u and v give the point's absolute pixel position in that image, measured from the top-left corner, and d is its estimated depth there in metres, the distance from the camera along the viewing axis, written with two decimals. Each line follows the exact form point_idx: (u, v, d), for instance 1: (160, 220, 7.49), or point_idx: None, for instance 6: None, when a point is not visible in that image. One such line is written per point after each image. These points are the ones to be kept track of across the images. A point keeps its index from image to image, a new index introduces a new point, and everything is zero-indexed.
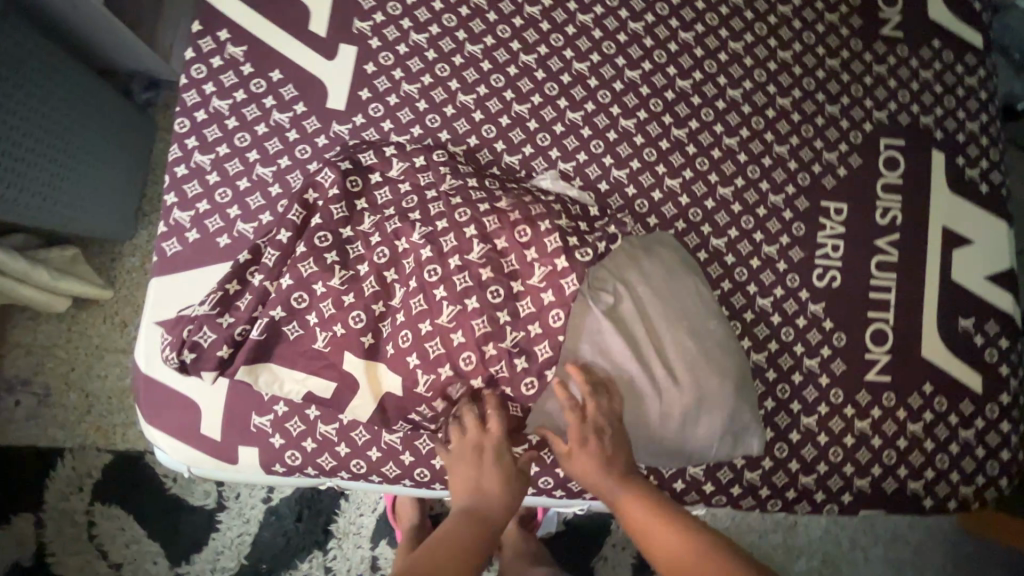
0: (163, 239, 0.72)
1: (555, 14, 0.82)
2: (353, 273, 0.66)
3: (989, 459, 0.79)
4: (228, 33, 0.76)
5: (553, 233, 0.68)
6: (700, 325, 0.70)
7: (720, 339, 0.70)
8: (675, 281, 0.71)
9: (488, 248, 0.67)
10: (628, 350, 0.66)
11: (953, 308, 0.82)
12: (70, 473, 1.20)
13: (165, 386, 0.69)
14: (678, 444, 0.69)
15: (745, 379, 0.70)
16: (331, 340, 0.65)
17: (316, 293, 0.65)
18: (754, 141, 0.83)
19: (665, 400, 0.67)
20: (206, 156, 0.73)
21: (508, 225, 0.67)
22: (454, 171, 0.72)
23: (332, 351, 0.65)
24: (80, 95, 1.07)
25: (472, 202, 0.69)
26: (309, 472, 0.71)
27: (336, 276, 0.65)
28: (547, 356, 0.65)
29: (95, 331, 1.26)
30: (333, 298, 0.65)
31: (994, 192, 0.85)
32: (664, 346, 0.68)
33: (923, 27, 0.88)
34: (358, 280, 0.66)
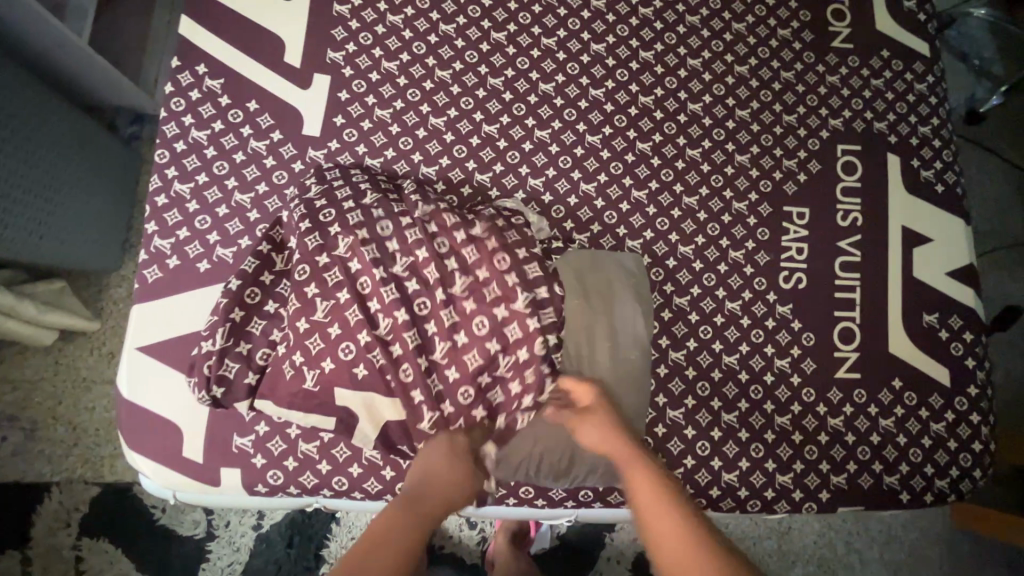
0: (144, 267, 0.73)
1: (520, 39, 0.86)
2: (334, 302, 0.66)
3: (962, 451, 0.80)
4: (206, 67, 0.79)
5: (532, 261, 0.71)
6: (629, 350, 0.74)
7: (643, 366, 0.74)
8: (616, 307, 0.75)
9: (470, 280, 0.69)
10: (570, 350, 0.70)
11: (917, 304, 0.84)
12: (58, 508, 1.19)
13: (147, 411, 0.69)
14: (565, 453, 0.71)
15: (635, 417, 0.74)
16: (319, 378, 0.65)
17: (300, 329, 0.65)
18: (716, 152, 0.86)
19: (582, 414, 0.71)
20: (186, 185, 0.75)
21: (489, 258, 0.70)
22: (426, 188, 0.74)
23: (321, 390, 0.66)
24: (67, 131, 1.09)
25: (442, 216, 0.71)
26: (291, 492, 0.71)
27: (318, 309, 0.66)
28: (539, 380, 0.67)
29: (82, 363, 1.27)
30: (320, 332, 0.66)
31: (950, 191, 0.89)
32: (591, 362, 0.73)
33: (872, 39, 0.93)
34: (339, 309, 0.66)
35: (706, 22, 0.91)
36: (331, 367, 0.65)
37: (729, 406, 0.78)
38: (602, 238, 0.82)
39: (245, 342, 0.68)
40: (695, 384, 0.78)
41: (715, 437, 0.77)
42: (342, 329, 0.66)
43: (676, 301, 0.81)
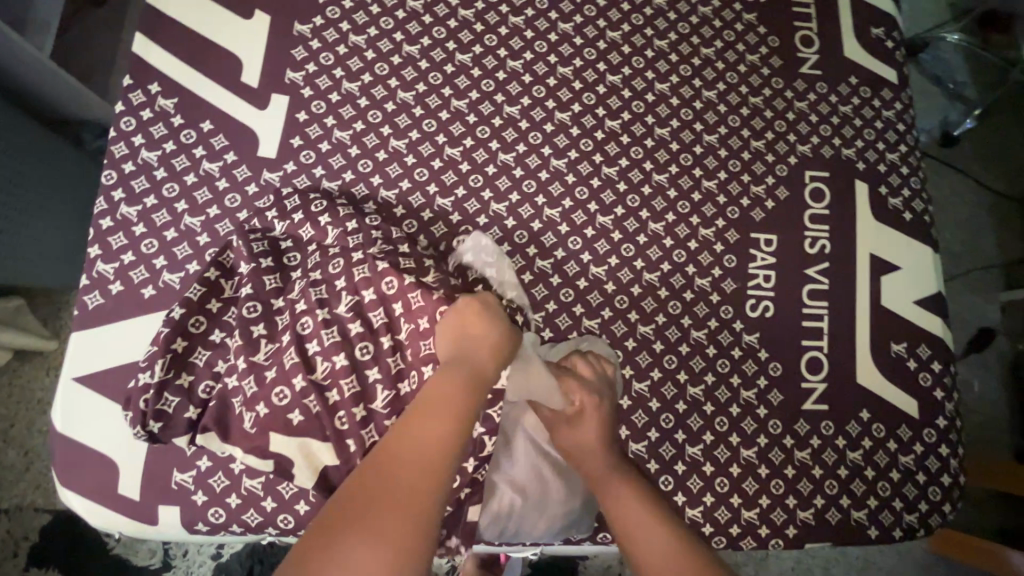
0: (85, 292, 0.70)
1: (486, 60, 0.85)
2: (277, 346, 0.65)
3: (931, 485, 0.79)
4: (159, 86, 0.77)
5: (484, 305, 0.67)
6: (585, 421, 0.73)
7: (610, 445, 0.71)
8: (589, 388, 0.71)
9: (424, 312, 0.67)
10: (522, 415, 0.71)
11: (886, 333, 0.83)
12: (5, 537, 1.14)
13: (82, 445, 0.66)
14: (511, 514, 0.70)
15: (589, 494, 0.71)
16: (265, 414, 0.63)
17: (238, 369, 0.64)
18: (683, 177, 0.85)
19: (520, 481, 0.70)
20: (133, 207, 0.73)
21: (445, 287, 0.67)
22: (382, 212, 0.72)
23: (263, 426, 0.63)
24: (27, 146, 1.06)
25: None
26: (234, 530, 0.67)
27: (260, 351, 0.65)
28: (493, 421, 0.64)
29: (38, 384, 1.22)
30: (255, 376, 0.64)
31: (917, 219, 0.88)
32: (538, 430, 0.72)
33: (840, 65, 0.93)
34: (280, 352, 0.65)
35: (674, 46, 0.90)
36: (266, 413, 0.64)
37: (694, 438, 0.76)
38: (566, 264, 0.80)
39: (189, 373, 0.65)
40: (658, 416, 0.76)
41: (679, 471, 0.75)
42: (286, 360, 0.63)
43: (640, 330, 0.79)
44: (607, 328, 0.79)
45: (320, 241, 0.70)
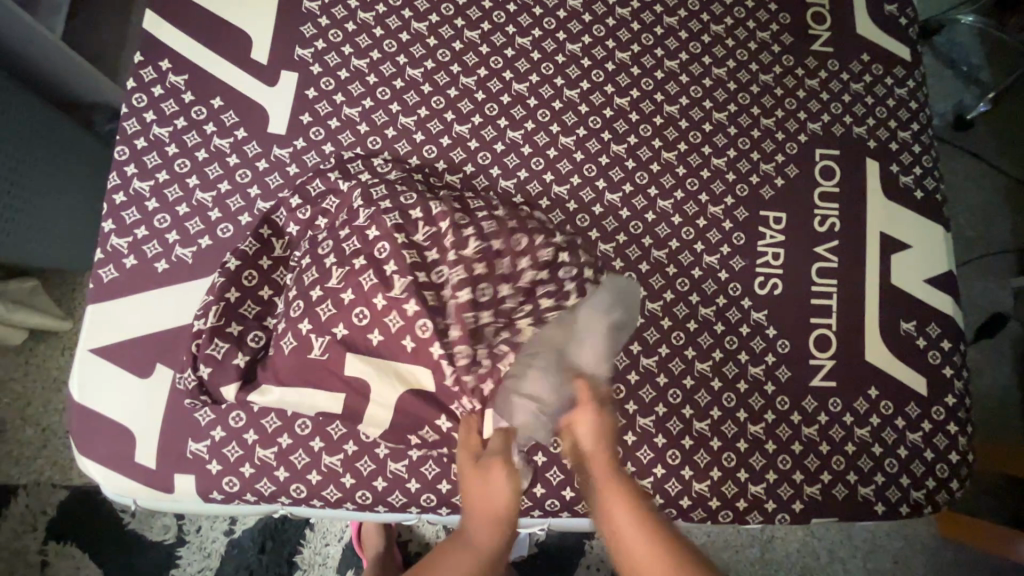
0: (99, 266, 0.71)
1: (494, 38, 0.85)
2: (306, 300, 0.66)
3: (938, 462, 0.79)
4: (170, 63, 0.78)
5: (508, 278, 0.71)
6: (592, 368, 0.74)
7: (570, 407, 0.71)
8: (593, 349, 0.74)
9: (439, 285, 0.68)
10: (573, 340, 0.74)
11: (895, 311, 0.83)
12: (24, 512, 1.17)
13: (99, 415, 0.67)
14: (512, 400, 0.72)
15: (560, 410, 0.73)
16: (292, 374, 0.65)
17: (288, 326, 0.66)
18: (692, 155, 0.85)
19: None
20: (145, 182, 0.73)
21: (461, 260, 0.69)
22: (391, 187, 0.72)
23: (302, 375, 0.65)
24: (39, 128, 1.07)
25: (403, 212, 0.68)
26: (248, 499, 0.69)
27: (292, 306, 0.67)
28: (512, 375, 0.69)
29: (52, 364, 1.24)
30: (292, 330, 0.66)
31: (929, 197, 0.88)
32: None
33: (852, 42, 0.92)
34: (312, 305, 0.66)
35: (684, 23, 0.90)
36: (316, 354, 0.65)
37: (701, 413, 0.77)
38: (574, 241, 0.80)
39: (220, 342, 0.66)
40: (666, 391, 0.77)
41: (687, 445, 0.76)
42: (313, 323, 0.65)
43: (648, 306, 0.79)
44: None
45: (330, 215, 0.71)
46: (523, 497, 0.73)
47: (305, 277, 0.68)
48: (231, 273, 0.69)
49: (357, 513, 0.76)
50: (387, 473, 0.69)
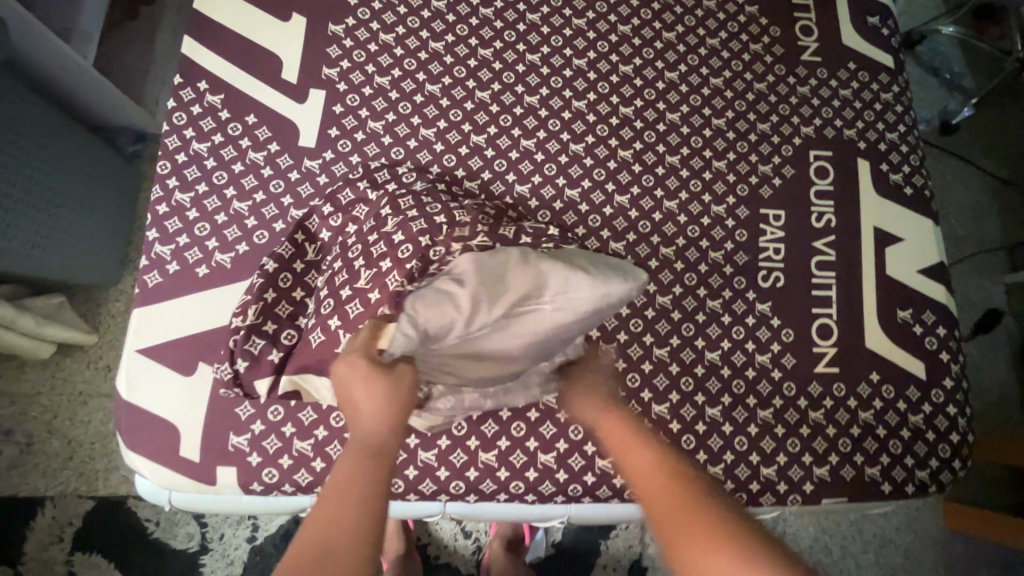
0: (144, 272, 0.75)
1: (506, 55, 0.91)
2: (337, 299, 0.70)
3: (940, 443, 0.83)
4: (207, 84, 0.84)
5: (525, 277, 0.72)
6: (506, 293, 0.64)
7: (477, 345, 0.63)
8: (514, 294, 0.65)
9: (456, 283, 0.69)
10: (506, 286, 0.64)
11: (892, 300, 0.88)
12: (51, 523, 1.19)
13: (147, 412, 0.71)
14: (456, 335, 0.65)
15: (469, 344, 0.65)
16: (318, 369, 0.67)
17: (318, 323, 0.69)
18: (694, 159, 0.90)
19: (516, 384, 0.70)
20: (186, 194, 0.78)
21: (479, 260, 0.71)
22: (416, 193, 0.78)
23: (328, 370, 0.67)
24: (68, 148, 1.13)
25: (430, 215, 0.73)
26: (286, 490, 0.72)
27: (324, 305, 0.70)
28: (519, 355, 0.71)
29: (78, 377, 1.28)
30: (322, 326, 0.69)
31: (918, 194, 0.93)
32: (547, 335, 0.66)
33: (839, 52, 0.98)
34: (342, 303, 0.69)
35: (681, 37, 0.96)
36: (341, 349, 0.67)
37: (713, 400, 0.81)
38: (587, 240, 0.85)
39: (257, 339, 0.70)
40: (678, 379, 0.81)
41: (700, 431, 0.79)
42: (341, 320, 0.68)
43: (659, 300, 0.84)
44: (628, 299, 0.83)
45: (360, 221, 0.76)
46: (547, 482, 0.77)
47: (337, 278, 0.72)
48: (269, 274, 0.74)
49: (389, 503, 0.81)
50: (418, 461, 0.76)
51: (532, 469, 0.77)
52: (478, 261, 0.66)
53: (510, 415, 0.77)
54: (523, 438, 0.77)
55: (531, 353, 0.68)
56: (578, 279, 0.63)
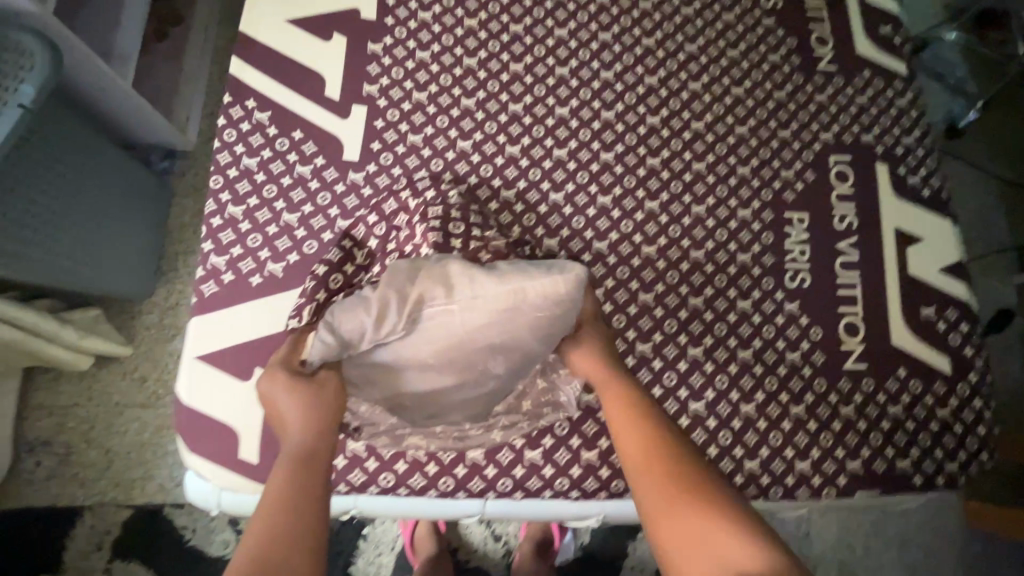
0: (201, 282, 0.79)
1: (536, 69, 0.95)
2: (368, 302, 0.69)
3: (968, 435, 0.86)
4: (255, 102, 0.88)
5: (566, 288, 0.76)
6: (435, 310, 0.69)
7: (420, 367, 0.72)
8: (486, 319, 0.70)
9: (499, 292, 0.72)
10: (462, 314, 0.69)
11: (915, 298, 0.91)
12: (89, 532, 1.21)
13: (208, 416, 0.75)
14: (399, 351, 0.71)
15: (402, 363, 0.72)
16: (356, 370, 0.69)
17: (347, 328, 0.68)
18: (719, 165, 0.94)
19: (489, 404, 0.75)
20: (238, 207, 0.82)
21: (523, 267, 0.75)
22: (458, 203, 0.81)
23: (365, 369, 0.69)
24: (108, 165, 1.17)
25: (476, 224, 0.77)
26: (341, 489, 0.79)
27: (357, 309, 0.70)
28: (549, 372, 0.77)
29: (115, 388, 1.31)
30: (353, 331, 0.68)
31: (936, 195, 0.96)
32: (466, 352, 0.70)
33: (854, 60, 1.02)
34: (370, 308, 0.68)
35: (703, 49, 1.00)
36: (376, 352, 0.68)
37: (747, 397, 0.84)
38: (620, 245, 0.88)
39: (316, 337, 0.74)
40: (713, 378, 0.84)
41: (736, 427, 0.83)
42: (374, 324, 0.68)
43: (691, 301, 0.87)
44: (661, 301, 0.87)
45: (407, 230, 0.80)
46: (591, 479, 0.79)
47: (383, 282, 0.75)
48: (321, 278, 0.76)
49: (426, 504, 0.82)
50: (467, 460, 0.79)
51: (576, 466, 0.79)
52: (435, 274, 0.70)
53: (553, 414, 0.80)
54: (566, 436, 0.80)
55: (451, 371, 0.72)
56: (497, 289, 0.68)
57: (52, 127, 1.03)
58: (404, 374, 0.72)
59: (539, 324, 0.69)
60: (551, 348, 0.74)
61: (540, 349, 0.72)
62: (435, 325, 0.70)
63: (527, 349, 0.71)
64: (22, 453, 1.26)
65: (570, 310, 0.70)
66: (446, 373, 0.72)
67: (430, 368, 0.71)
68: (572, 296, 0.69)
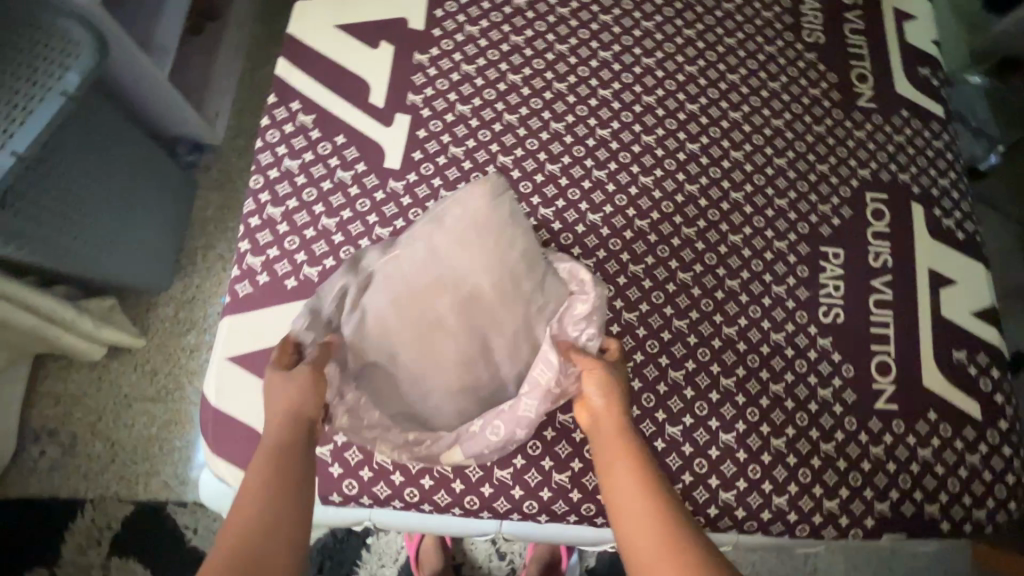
0: (236, 282, 0.80)
1: (579, 89, 0.95)
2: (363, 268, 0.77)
3: (997, 483, 0.85)
4: (300, 105, 0.88)
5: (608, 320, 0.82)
6: (386, 268, 0.76)
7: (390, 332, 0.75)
8: (443, 258, 0.75)
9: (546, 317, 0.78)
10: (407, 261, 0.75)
11: (948, 341, 0.90)
12: (90, 526, 1.19)
13: (233, 418, 0.75)
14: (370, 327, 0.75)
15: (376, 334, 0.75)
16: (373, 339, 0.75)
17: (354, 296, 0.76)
18: (757, 196, 0.94)
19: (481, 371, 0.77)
20: (277, 209, 0.83)
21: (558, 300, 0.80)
22: None
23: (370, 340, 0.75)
24: (141, 156, 1.16)
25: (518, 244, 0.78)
26: (364, 502, 0.77)
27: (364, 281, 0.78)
28: None
29: (125, 380, 1.29)
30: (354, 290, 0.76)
31: (970, 239, 0.96)
32: (428, 297, 0.75)
33: (893, 99, 1.02)
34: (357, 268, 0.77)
35: (744, 80, 1.01)
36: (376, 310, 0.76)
37: (777, 431, 0.83)
38: (656, 269, 0.88)
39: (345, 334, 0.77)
40: (745, 409, 0.84)
41: (765, 461, 0.82)
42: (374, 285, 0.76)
43: (724, 330, 0.87)
44: (695, 328, 0.86)
45: None
46: None
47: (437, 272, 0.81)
48: None
49: (439, 518, 0.81)
50: (494, 480, 0.77)
51: None
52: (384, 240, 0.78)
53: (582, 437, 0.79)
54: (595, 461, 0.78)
55: (415, 329, 0.75)
56: (427, 232, 0.75)
57: (94, 118, 1.03)
58: (377, 341, 0.75)
59: (474, 226, 0.74)
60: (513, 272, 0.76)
61: (494, 274, 0.75)
62: (387, 277, 0.75)
63: (483, 285, 0.75)
64: (26, 441, 1.24)
65: (504, 214, 0.75)
66: (414, 330, 0.75)
67: (396, 327, 0.75)
68: (489, 202, 0.74)
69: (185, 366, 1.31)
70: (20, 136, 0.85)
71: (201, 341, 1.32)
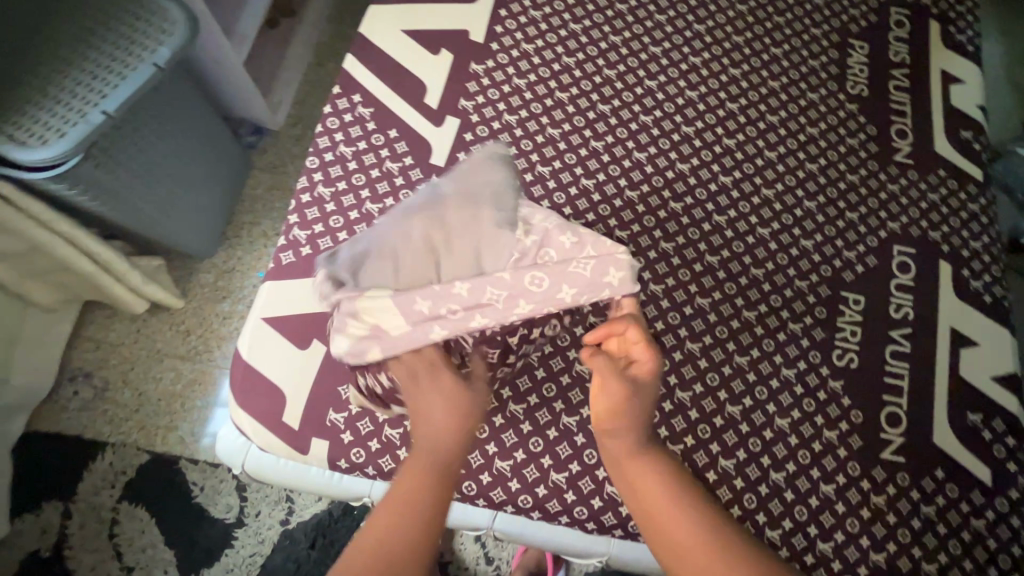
0: (281, 251, 0.86)
1: (622, 113, 1.00)
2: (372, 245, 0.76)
3: (1001, 552, 0.83)
4: (361, 98, 0.95)
5: None
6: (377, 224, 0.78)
7: (377, 277, 0.73)
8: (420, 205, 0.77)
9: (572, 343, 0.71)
10: (393, 214, 0.78)
11: (963, 402, 0.89)
12: (107, 469, 1.26)
13: (261, 375, 0.80)
14: (355, 273, 0.74)
15: (357, 276, 0.73)
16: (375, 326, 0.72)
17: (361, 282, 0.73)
18: (783, 234, 0.96)
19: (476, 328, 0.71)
20: (327, 189, 0.89)
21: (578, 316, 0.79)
22: None
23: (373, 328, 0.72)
24: (210, 131, 1.25)
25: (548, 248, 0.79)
26: (368, 472, 0.80)
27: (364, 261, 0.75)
28: (579, 399, 0.83)
29: (160, 336, 1.37)
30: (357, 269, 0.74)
31: (997, 303, 0.96)
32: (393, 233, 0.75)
33: (931, 158, 1.04)
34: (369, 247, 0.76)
35: (783, 122, 1.04)
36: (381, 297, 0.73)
37: (777, 465, 0.84)
38: (675, 291, 0.91)
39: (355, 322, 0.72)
40: (747, 439, 0.84)
41: (762, 492, 0.82)
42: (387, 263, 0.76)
43: (736, 359, 0.88)
44: (707, 352, 0.88)
45: None
46: (610, 513, 0.79)
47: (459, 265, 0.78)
48: None
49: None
50: (493, 469, 0.80)
51: (598, 497, 0.79)
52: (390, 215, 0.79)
53: (584, 441, 0.81)
54: (594, 466, 0.80)
55: (392, 267, 0.73)
56: (416, 195, 0.79)
57: (176, 94, 1.12)
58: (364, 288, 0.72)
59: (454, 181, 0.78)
60: (480, 210, 0.75)
61: (462, 211, 0.75)
62: (373, 229, 0.77)
63: (449, 217, 0.75)
64: (63, 380, 1.32)
65: (477, 172, 0.78)
66: (380, 260, 0.73)
67: (378, 265, 0.73)
68: (477, 165, 0.79)
69: (217, 330, 1.38)
70: (112, 98, 0.95)
71: (234, 309, 1.40)
